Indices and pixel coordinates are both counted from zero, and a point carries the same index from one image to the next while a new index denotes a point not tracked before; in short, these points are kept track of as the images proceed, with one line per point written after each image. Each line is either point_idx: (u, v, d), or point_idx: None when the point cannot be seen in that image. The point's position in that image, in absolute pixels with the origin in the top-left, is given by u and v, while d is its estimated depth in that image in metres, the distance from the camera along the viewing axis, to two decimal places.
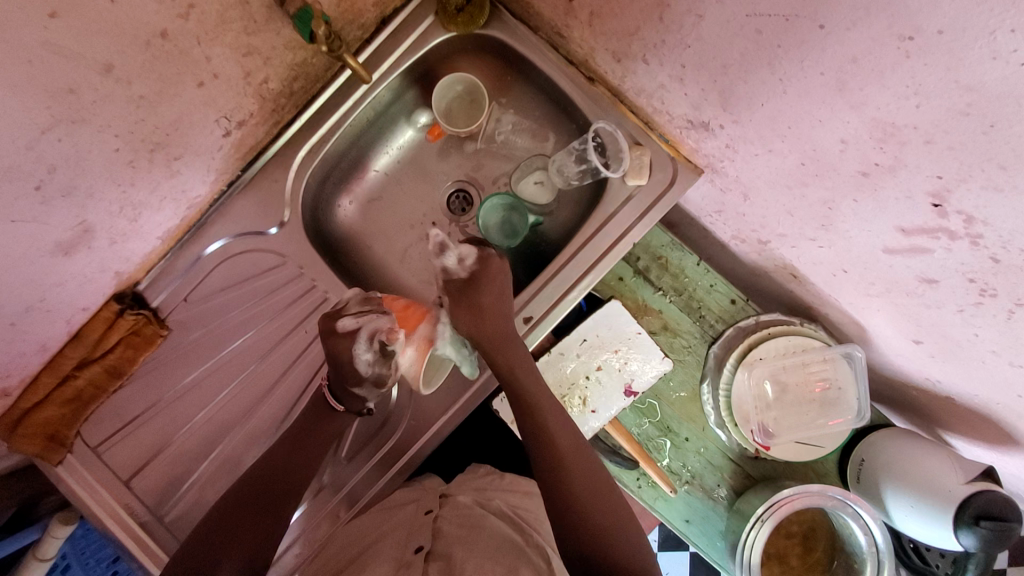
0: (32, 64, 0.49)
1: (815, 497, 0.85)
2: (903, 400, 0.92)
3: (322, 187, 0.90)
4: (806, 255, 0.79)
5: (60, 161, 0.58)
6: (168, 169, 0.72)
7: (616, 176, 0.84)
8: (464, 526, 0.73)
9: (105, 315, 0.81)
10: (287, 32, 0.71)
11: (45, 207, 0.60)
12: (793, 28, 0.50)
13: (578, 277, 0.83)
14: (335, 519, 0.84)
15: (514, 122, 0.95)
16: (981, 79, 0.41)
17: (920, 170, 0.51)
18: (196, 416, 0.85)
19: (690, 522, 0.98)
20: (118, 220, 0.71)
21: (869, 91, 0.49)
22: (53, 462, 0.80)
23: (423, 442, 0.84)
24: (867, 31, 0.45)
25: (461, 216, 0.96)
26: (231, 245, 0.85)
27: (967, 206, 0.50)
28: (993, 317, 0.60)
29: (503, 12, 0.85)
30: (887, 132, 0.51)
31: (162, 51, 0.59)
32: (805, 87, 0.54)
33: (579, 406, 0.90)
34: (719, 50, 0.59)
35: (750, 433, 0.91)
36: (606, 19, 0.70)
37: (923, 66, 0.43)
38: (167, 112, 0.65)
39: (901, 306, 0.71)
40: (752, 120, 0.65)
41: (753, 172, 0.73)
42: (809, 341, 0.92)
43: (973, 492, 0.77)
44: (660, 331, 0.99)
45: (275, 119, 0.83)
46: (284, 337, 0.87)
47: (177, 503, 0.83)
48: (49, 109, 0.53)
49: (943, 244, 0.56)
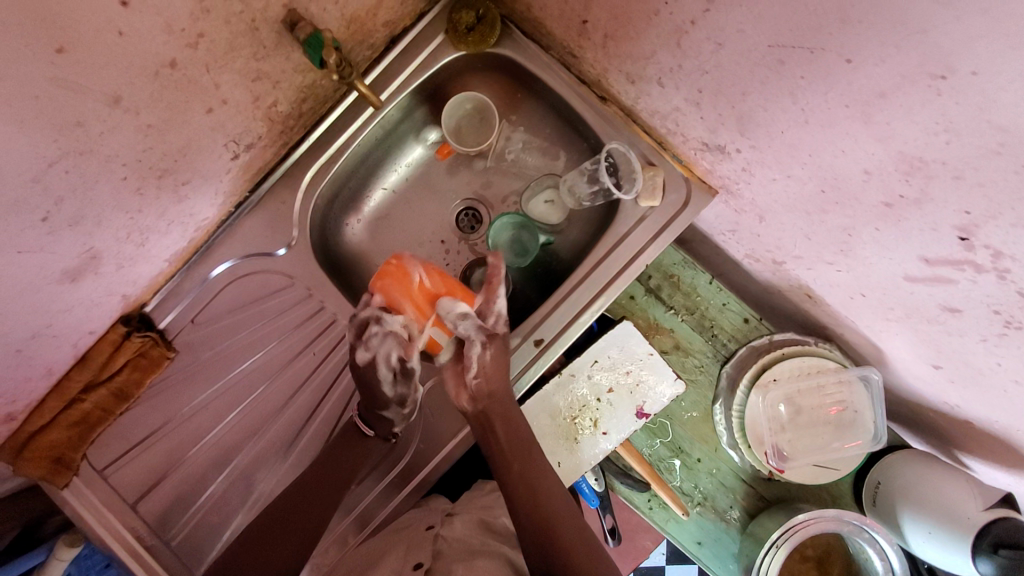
0: (40, 99, 0.48)
1: (831, 522, 0.84)
2: (918, 422, 0.90)
3: (331, 205, 0.89)
4: (822, 278, 0.77)
5: (68, 193, 0.57)
6: (177, 193, 0.71)
7: (628, 197, 0.83)
8: (466, 546, 0.72)
9: (113, 338, 0.79)
10: (296, 56, 0.70)
11: (52, 237, 0.59)
12: (818, 60, 0.49)
13: (589, 300, 0.82)
14: (342, 544, 0.82)
15: (524, 140, 0.94)
16: (1015, 121, 0.39)
17: (946, 205, 0.50)
18: (203, 439, 0.84)
19: (702, 543, 0.96)
20: (125, 246, 0.70)
21: (896, 126, 0.48)
22: (58, 486, 0.79)
23: (436, 464, 0.84)
24: (897, 68, 0.44)
25: (470, 234, 0.95)
26: (237, 267, 0.84)
27: (995, 242, 0.48)
28: (1018, 348, 0.58)
29: (515, 31, 0.84)
30: (914, 166, 0.49)
31: (171, 80, 0.58)
32: (827, 118, 0.53)
33: (590, 428, 0.89)
34: (738, 77, 0.58)
35: (764, 455, 0.89)
36: (621, 42, 0.69)
37: (956, 105, 0.42)
38: (175, 139, 0.64)
39: (921, 332, 0.70)
40: (771, 145, 0.63)
41: (769, 196, 0.72)
42: (824, 362, 0.90)
43: (992, 519, 0.76)
44: (672, 351, 0.98)
45: (284, 140, 0.82)
46: (293, 358, 0.86)
47: (182, 528, 0.83)
48: (57, 142, 0.52)
49: (968, 276, 0.55)
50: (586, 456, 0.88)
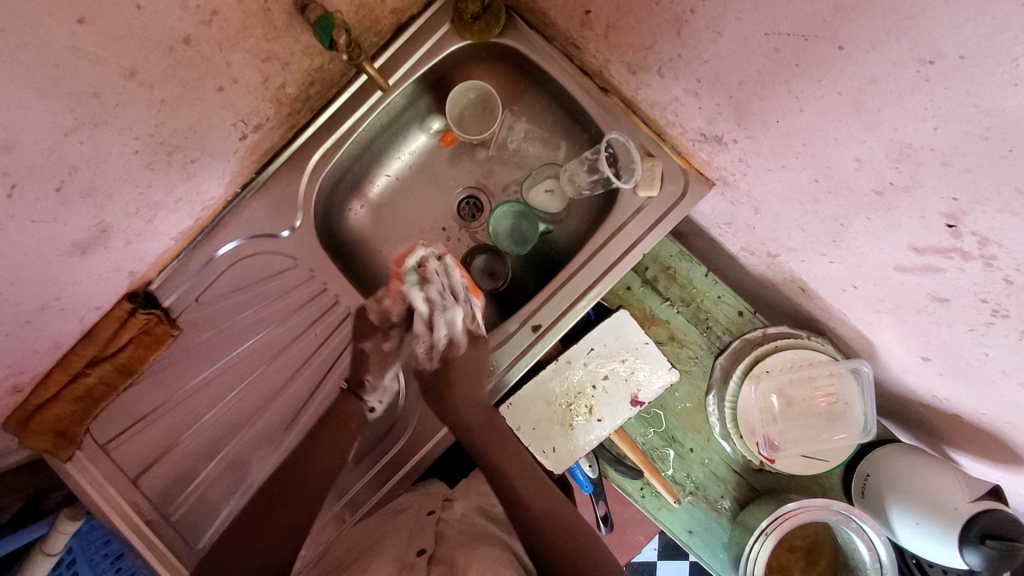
0: (60, 68, 0.50)
1: (820, 511, 0.86)
2: (908, 416, 0.92)
3: (336, 190, 0.91)
4: (815, 269, 0.79)
5: (81, 164, 0.59)
6: (185, 171, 0.73)
7: (627, 187, 0.84)
8: (466, 532, 0.72)
9: (118, 314, 0.82)
10: (306, 39, 0.72)
11: (64, 207, 0.61)
12: (812, 48, 0.51)
13: (586, 287, 0.84)
14: (339, 522, 0.84)
15: (526, 130, 0.95)
16: (1000, 105, 0.41)
17: (935, 191, 0.51)
18: (204, 417, 0.85)
19: (694, 532, 0.98)
20: (134, 221, 0.72)
21: (886, 112, 0.49)
22: (63, 459, 0.81)
23: (433, 446, 0.85)
24: (887, 54, 0.45)
25: (471, 222, 0.97)
26: (243, 247, 0.86)
27: (982, 228, 0.50)
28: (1004, 337, 0.59)
29: (519, 22, 0.86)
30: (904, 153, 0.51)
31: (185, 56, 0.60)
32: (821, 106, 0.55)
33: (585, 414, 0.90)
34: (737, 66, 0.60)
35: (756, 446, 0.90)
36: (622, 32, 0.71)
37: (943, 90, 0.44)
38: (187, 116, 0.66)
39: (911, 323, 0.71)
40: (766, 135, 0.65)
41: (765, 187, 0.74)
42: (815, 355, 0.92)
43: (979, 510, 0.77)
44: (667, 341, 0.99)
45: (291, 123, 0.84)
46: (295, 339, 0.87)
47: (182, 503, 0.84)
48: (73, 112, 0.54)
49: (956, 264, 0.56)
50: (580, 441, 0.90)
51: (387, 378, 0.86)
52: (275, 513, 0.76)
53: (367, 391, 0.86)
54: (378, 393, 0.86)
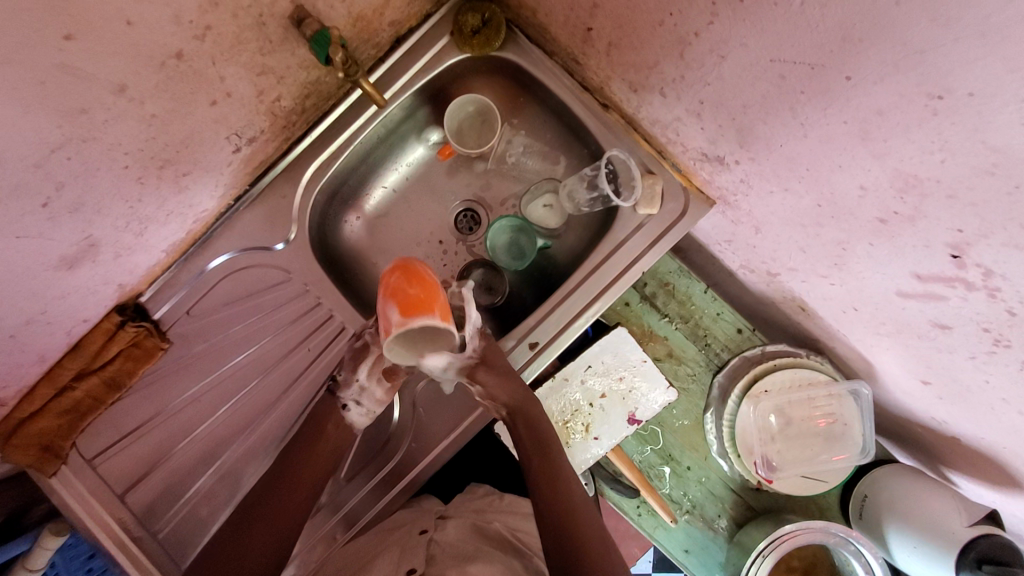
0: (46, 84, 0.48)
1: (817, 534, 0.85)
2: (907, 437, 0.91)
3: (331, 202, 0.90)
4: (816, 290, 0.78)
5: (69, 179, 0.57)
6: (177, 184, 0.71)
7: (627, 204, 0.83)
8: (459, 553, 0.71)
9: (106, 326, 0.80)
10: (302, 52, 0.70)
11: (51, 223, 0.59)
12: (816, 76, 0.50)
13: (584, 305, 0.83)
14: (331, 541, 0.82)
15: (525, 144, 0.94)
16: (1007, 142, 0.40)
17: (939, 222, 0.50)
18: (195, 431, 0.83)
19: (690, 551, 0.97)
20: (124, 235, 0.70)
21: (892, 143, 0.48)
22: (46, 474, 0.78)
23: (427, 464, 0.83)
24: (894, 87, 0.45)
25: (468, 235, 0.95)
26: (235, 260, 0.84)
27: (986, 261, 0.49)
28: (1006, 367, 0.59)
29: (519, 36, 0.85)
30: (909, 183, 0.50)
31: (177, 70, 0.59)
32: (826, 133, 0.54)
33: (581, 432, 0.89)
34: (740, 90, 0.59)
35: (753, 466, 0.90)
36: (625, 51, 0.70)
37: (950, 125, 0.43)
38: (179, 130, 0.65)
39: (912, 348, 0.70)
40: (769, 158, 0.64)
41: (766, 209, 0.73)
42: (816, 375, 0.91)
43: (977, 535, 0.76)
44: (665, 358, 0.98)
45: (286, 135, 0.83)
46: (287, 353, 0.86)
47: (170, 519, 0.82)
48: (60, 128, 0.53)
49: (960, 293, 0.55)
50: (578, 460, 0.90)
51: (362, 376, 0.76)
52: (253, 530, 0.72)
53: (343, 389, 0.78)
54: (354, 390, 0.77)
